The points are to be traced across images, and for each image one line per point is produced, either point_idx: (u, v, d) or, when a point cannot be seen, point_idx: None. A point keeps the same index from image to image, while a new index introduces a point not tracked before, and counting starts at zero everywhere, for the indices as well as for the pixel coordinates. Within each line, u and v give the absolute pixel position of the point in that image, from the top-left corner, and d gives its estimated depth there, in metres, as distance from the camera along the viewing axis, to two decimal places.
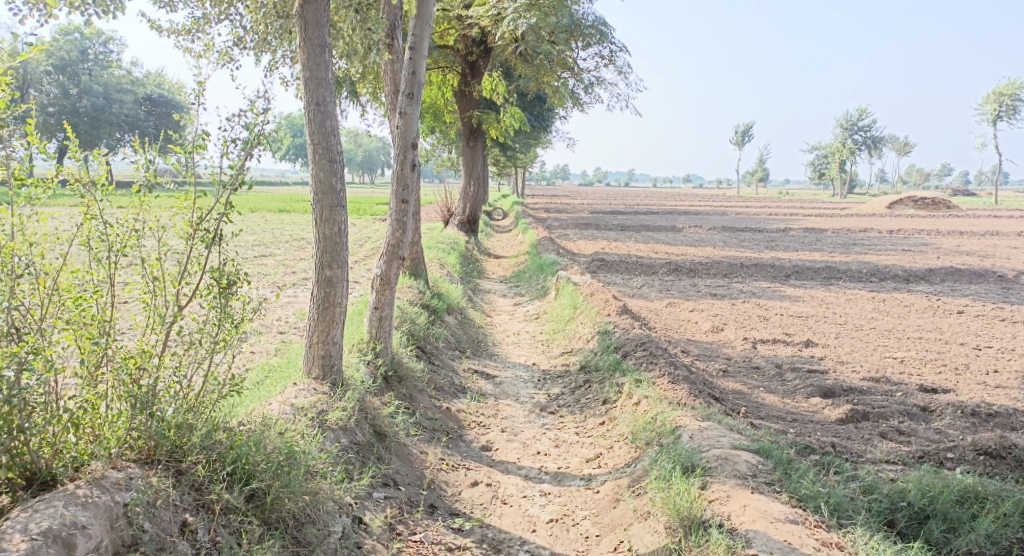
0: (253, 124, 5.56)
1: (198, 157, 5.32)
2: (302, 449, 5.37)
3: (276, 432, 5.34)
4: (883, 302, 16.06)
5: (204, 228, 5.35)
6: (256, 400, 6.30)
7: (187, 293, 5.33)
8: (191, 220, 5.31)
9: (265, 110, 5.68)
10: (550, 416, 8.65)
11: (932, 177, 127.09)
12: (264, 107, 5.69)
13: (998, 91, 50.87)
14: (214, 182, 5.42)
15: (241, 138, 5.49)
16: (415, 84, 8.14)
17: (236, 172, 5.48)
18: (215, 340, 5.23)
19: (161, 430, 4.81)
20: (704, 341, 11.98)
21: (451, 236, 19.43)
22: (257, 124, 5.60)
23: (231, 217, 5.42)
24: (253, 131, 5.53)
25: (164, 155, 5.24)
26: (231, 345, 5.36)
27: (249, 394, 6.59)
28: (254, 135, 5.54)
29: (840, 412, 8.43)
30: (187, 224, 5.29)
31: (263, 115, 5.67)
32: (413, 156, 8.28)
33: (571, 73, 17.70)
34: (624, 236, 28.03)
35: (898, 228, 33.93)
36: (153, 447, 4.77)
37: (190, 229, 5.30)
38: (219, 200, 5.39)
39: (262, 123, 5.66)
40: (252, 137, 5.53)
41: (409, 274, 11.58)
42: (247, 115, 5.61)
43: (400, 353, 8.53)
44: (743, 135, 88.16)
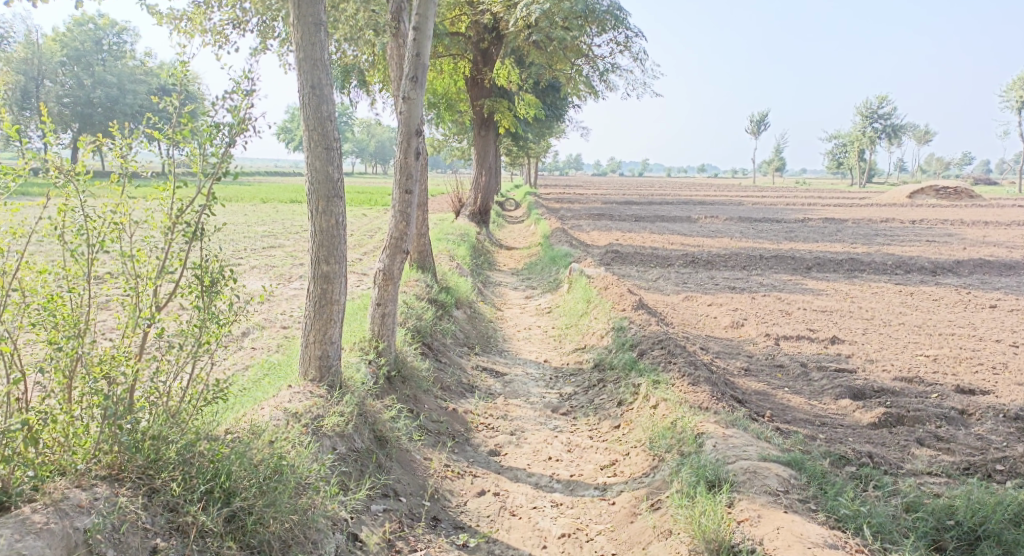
0: (238, 107, 5.09)
1: (179, 142, 4.85)
2: (292, 462, 4.92)
3: (264, 442, 4.90)
4: (911, 296, 15.50)
5: (186, 220, 4.89)
6: (247, 404, 5.87)
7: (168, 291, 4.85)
8: (170, 213, 4.85)
9: (251, 92, 5.22)
10: (562, 418, 8.19)
11: (951, 167, 125.45)
12: (250, 88, 5.24)
13: (1023, 77, 49.77)
14: (195, 170, 4.96)
15: (226, 122, 5.03)
16: (419, 67, 7.65)
17: (219, 160, 5.01)
18: (197, 343, 4.76)
19: (133, 442, 4.38)
20: (724, 337, 11.49)
21: (462, 226, 19.00)
22: (242, 108, 5.13)
23: (214, 208, 4.97)
24: (239, 114, 5.06)
25: (140, 140, 4.76)
26: (215, 349, 4.87)
27: (240, 398, 6.15)
28: (240, 120, 5.08)
29: (872, 417, 7.94)
30: (166, 216, 4.82)
31: (249, 98, 5.21)
32: (417, 143, 7.80)
33: (586, 60, 17.19)
34: (639, 227, 27.50)
35: (920, 218, 33.19)
36: (125, 463, 4.34)
37: (169, 221, 4.83)
38: (201, 190, 4.91)
39: (248, 106, 5.19)
40: (237, 121, 5.06)
41: (416, 267, 11.14)
42: (232, 97, 5.15)
43: (404, 351, 8.08)
44: (758, 124, 87.12)
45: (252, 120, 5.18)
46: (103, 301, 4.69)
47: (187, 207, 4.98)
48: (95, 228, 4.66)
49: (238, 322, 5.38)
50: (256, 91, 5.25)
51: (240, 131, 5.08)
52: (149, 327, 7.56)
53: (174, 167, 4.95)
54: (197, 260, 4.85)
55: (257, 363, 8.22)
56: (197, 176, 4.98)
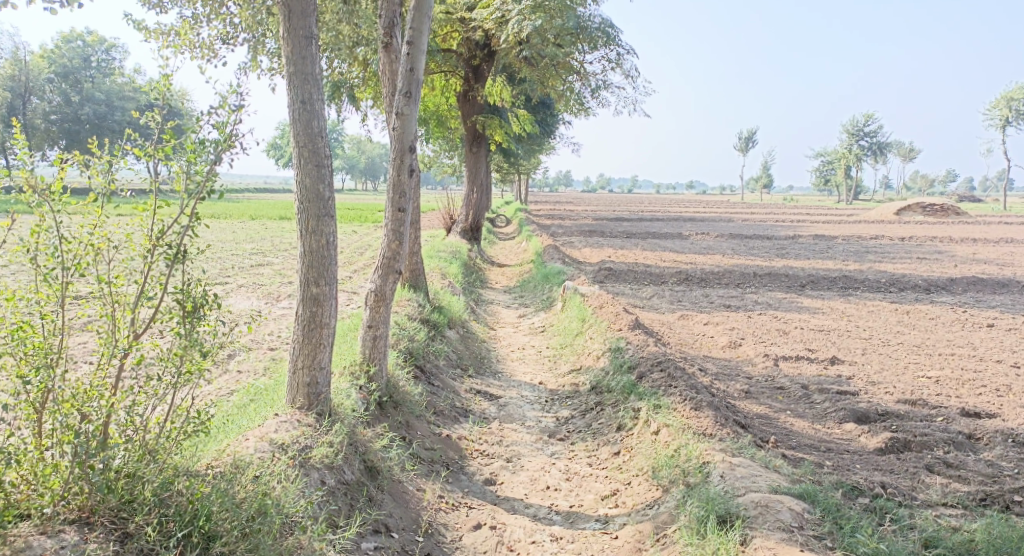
0: (224, 123, 4.85)
1: (160, 160, 4.60)
2: (278, 500, 4.65)
3: (248, 479, 4.63)
4: (907, 315, 15.32)
5: (167, 242, 4.63)
6: (232, 434, 5.60)
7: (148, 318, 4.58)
8: (150, 234, 4.58)
9: (238, 107, 4.97)
10: (559, 444, 7.92)
11: (938, 184, 126.19)
12: (237, 103, 5.00)
13: (1008, 95, 50.04)
14: (178, 189, 4.70)
15: (212, 139, 4.78)
16: (413, 82, 7.41)
17: (203, 178, 4.75)
18: (178, 374, 4.49)
19: (105, 481, 4.11)
20: (722, 358, 11.26)
21: (454, 244, 18.74)
22: (228, 124, 4.89)
23: (197, 229, 4.71)
24: (225, 131, 4.81)
25: (119, 158, 4.49)
26: (198, 378, 4.59)
27: (225, 426, 5.87)
28: (227, 137, 4.83)
29: (878, 442, 7.71)
30: (146, 238, 4.56)
31: (236, 114, 4.97)
32: (411, 159, 7.56)
33: (578, 77, 17.01)
34: (630, 244, 27.31)
35: (910, 235, 33.13)
36: (96, 505, 4.07)
37: (149, 244, 4.57)
38: (183, 210, 4.66)
39: (235, 122, 4.95)
40: (223, 138, 4.81)
41: (408, 286, 10.88)
42: (218, 113, 4.90)
43: (396, 375, 7.82)
44: (747, 141, 87.36)
45: (239, 137, 4.93)
46: (77, 328, 4.42)
47: (168, 228, 4.72)
48: (71, 250, 4.40)
49: (224, 346, 5.09)
50: (244, 107, 5.01)
51: (226, 148, 4.83)
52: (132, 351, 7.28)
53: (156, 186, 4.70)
54: (179, 284, 4.58)
55: (243, 388, 7.94)
56: (180, 196, 4.72)
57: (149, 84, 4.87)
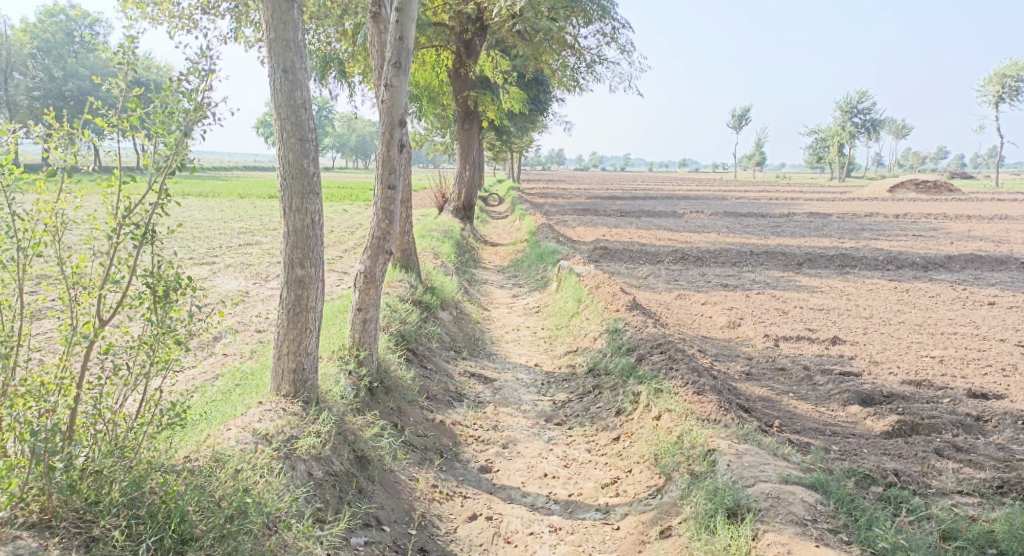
0: (195, 91, 4.52)
1: (126, 130, 4.31)
2: (259, 496, 4.38)
3: (226, 476, 4.37)
4: (907, 293, 15.09)
5: (134, 221, 4.30)
6: (212, 425, 5.34)
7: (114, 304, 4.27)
8: (115, 213, 4.25)
9: (210, 73, 4.65)
10: (556, 429, 7.68)
11: (928, 161, 126.22)
12: (208, 69, 4.67)
13: (1000, 72, 49.77)
14: (146, 164, 4.41)
15: (183, 108, 4.46)
16: (402, 52, 7.08)
17: (174, 152, 4.46)
18: (151, 362, 4.22)
19: (68, 482, 3.87)
20: (721, 338, 11.00)
21: (446, 223, 18.43)
22: (199, 92, 4.56)
23: (168, 208, 4.40)
24: (196, 99, 4.48)
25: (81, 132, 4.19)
26: (172, 364, 4.31)
27: (206, 416, 5.60)
28: (200, 107, 4.51)
29: (885, 425, 7.48)
30: (111, 216, 4.24)
31: (208, 81, 4.65)
32: (401, 134, 7.24)
33: (572, 52, 16.68)
34: (624, 222, 27.01)
35: (905, 213, 32.88)
36: (57, 508, 3.82)
37: (114, 223, 4.24)
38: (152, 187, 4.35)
39: (207, 89, 4.63)
40: (194, 107, 4.49)
41: (400, 266, 10.58)
42: (188, 80, 4.58)
43: (387, 359, 7.55)
44: (739, 119, 86.91)
45: (211, 106, 4.61)
46: (37, 316, 4.15)
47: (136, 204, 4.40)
48: (27, 229, 4.08)
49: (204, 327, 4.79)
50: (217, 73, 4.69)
51: (198, 119, 4.52)
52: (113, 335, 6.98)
53: (123, 161, 4.39)
54: (148, 267, 4.26)
55: (230, 374, 7.67)
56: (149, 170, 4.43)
57: (113, 49, 4.55)
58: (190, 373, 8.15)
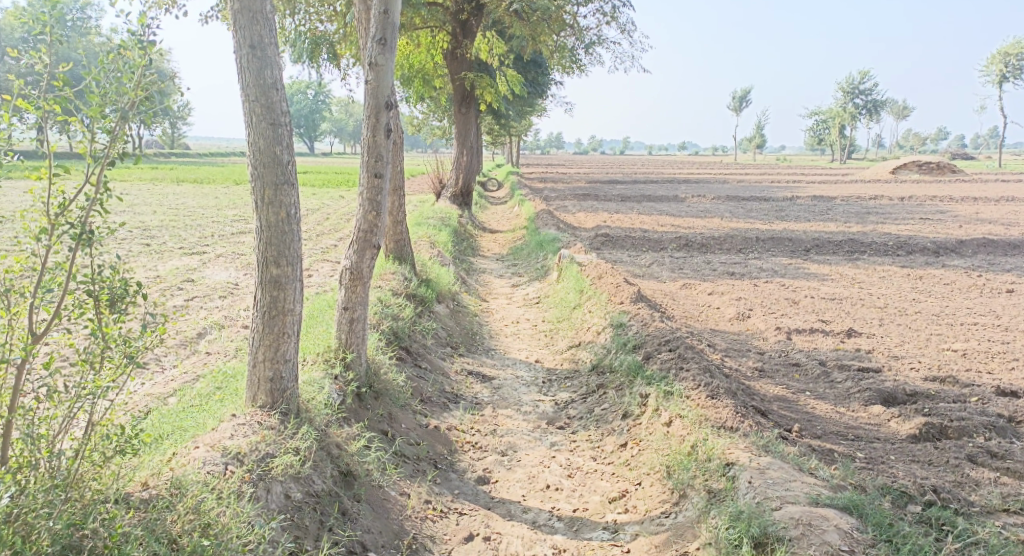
0: (134, 72, 4.40)
1: (57, 115, 4.27)
2: (213, 518, 4.22)
3: (187, 499, 4.23)
4: (921, 280, 14.53)
5: (69, 220, 4.13)
6: (180, 442, 4.99)
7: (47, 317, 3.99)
8: (47, 212, 4.09)
9: (150, 44, 4.49)
10: (559, 434, 7.17)
11: (929, 142, 125.34)
12: (148, 39, 4.50)
13: (1003, 51, 49.01)
14: (81, 154, 4.39)
15: (122, 93, 4.38)
16: (387, 28, 6.52)
17: (112, 142, 4.44)
18: (92, 385, 3.99)
19: None
20: (731, 332, 10.48)
21: (443, 210, 17.88)
22: (138, 68, 4.41)
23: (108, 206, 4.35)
24: (135, 79, 4.38)
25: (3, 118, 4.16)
26: (116, 385, 4.08)
27: (171, 437, 5.18)
28: (139, 91, 4.42)
29: (911, 428, 6.97)
30: (40, 216, 4.08)
31: (148, 53, 4.48)
32: (387, 118, 6.65)
33: (571, 32, 16.10)
34: (625, 207, 26.42)
35: (909, 195, 32.23)
36: None
37: (44, 225, 4.07)
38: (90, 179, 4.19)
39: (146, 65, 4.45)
40: (132, 89, 4.39)
41: (393, 258, 10.05)
42: (127, 55, 4.40)
43: (377, 361, 7.02)
44: (740, 101, 86.00)
45: (150, 83, 4.47)
46: None
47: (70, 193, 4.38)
48: None
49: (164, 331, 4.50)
50: (157, 45, 4.52)
51: (135, 100, 4.42)
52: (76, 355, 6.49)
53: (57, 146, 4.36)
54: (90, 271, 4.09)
55: (210, 376, 7.18)
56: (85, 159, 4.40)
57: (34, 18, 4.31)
58: (170, 375, 7.65)
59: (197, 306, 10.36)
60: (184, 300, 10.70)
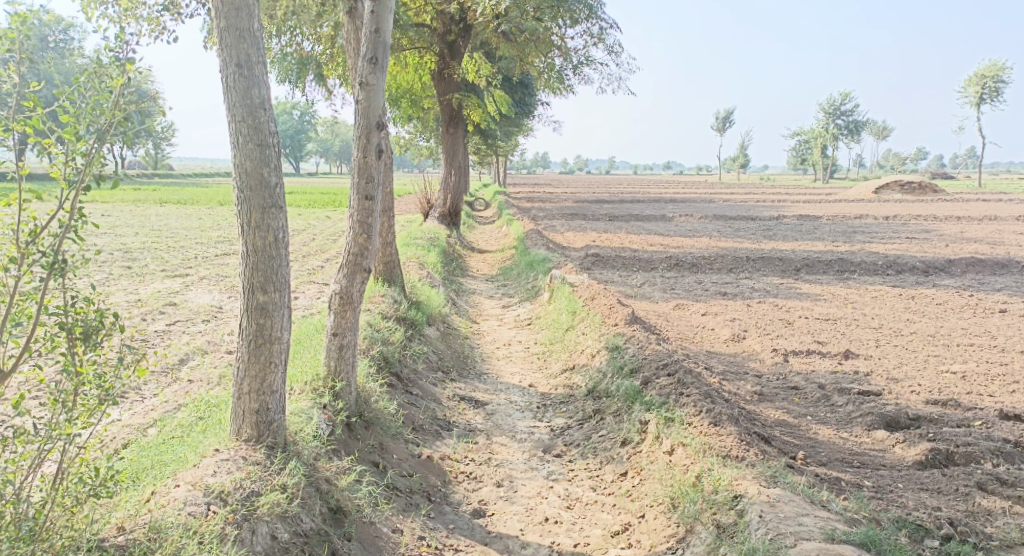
0: (111, 91, 4.25)
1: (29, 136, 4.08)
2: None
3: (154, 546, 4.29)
4: (913, 300, 14.41)
5: (41, 248, 3.98)
6: (159, 478, 4.94)
7: (16, 351, 3.93)
8: (18, 240, 3.94)
9: (127, 61, 4.35)
10: (556, 462, 6.95)
11: (909, 161, 126.43)
12: (125, 57, 4.36)
13: (981, 72, 49.47)
14: (56, 178, 4.20)
15: (99, 112, 4.22)
16: (378, 46, 6.33)
17: (87, 165, 4.25)
18: (56, 428, 3.98)
19: None
20: (727, 354, 10.29)
21: (431, 230, 17.67)
22: (114, 87, 4.26)
23: (82, 233, 4.12)
24: (111, 97, 4.23)
25: None
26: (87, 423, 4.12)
27: (153, 472, 5.09)
28: (116, 111, 4.25)
29: (917, 454, 6.73)
30: (11, 245, 3.92)
31: (126, 71, 4.34)
32: (379, 138, 6.46)
33: (558, 53, 15.98)
34: (613, 227, 26.26)
35: (894, 214, 32.29)
36: None
37: (15, 251, 3.93)
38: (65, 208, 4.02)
39: (123, 84, 4.30)
40: (109, 108, 4.24)
41: (382, 280, 9.83)
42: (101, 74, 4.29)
43: (368, 389, 6.80)
44: (724, 121, 86.43)
45: (128, 103, 4.32)
46: None
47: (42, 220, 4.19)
48: None
49: (139, 361, 4.53)
50: (135, 63, 4.37)
51: (111, 120, 4.25)
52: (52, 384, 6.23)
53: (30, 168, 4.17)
54: (61, 304, 4.08)
55: (192, 405, 6.94)
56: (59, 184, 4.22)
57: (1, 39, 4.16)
58: (150, 405, 7.40)
59: (180, 331, 10.09)
60: (166, 324, 10.42)
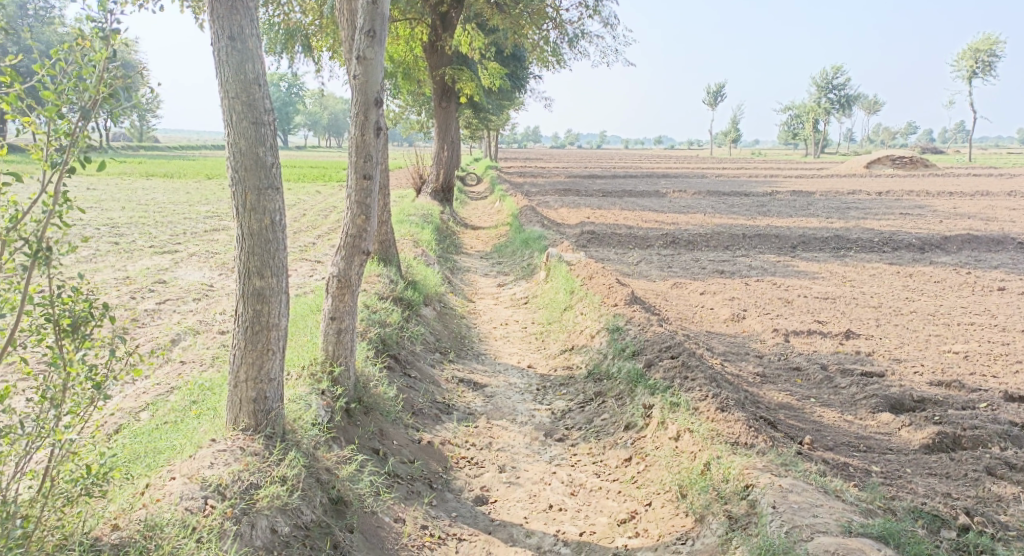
0: (94, 64, 4.04)
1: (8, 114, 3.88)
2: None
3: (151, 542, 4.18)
4: (912, 278, 14.29)
5: (23, 235, 3.79)
6: (156, 467, 4.86)
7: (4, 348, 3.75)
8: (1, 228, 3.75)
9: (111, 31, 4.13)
10: (558, 446, 6.82)
11: (900, 135, 126.33)
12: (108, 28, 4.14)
13: (974, 46, 49.19)
14: (37, 158, 4.00)
15: (82, 87, 4.00)
16: (376, 18, 6.11)
17: (71, 145, 4.06)
18: (46, 426, 3.84)
19: None
20: (727, 334, 10.16)
21: (424, 206, 17.47)
22: (98, 60, 4.05)
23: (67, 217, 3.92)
24: (94, 72, 4.02)
25: None
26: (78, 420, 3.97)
27: (151, 460, 5.00)
28: (102, 87, 4.05)
29: (924, 437, 6.58)
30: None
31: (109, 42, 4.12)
32: (377, 115, 6.26)
33: (553, 25, 15.69)
34: (607, 203, 26.06)
35: (887, 190, 32.17)
36: None
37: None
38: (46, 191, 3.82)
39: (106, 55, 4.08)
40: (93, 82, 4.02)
41: (378, 260, 9.64)
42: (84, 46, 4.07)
43: (366, 373, 6.67)
44: (715, 95, 85.98)
45: (112, 77, 4.10)
46: None
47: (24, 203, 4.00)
48: None
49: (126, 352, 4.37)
50: (118, 34, 4.15)
51: (95, 95, 4.04)
52: (42, 369, 6.05)
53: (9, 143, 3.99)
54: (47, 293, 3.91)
55: (185, 388, 6.78)
56: (39, 164, 4.02)
57: None
58: (141, 388, 7.24)
59: (171, 311, 9.89)
60: (156, 303, 10.23)
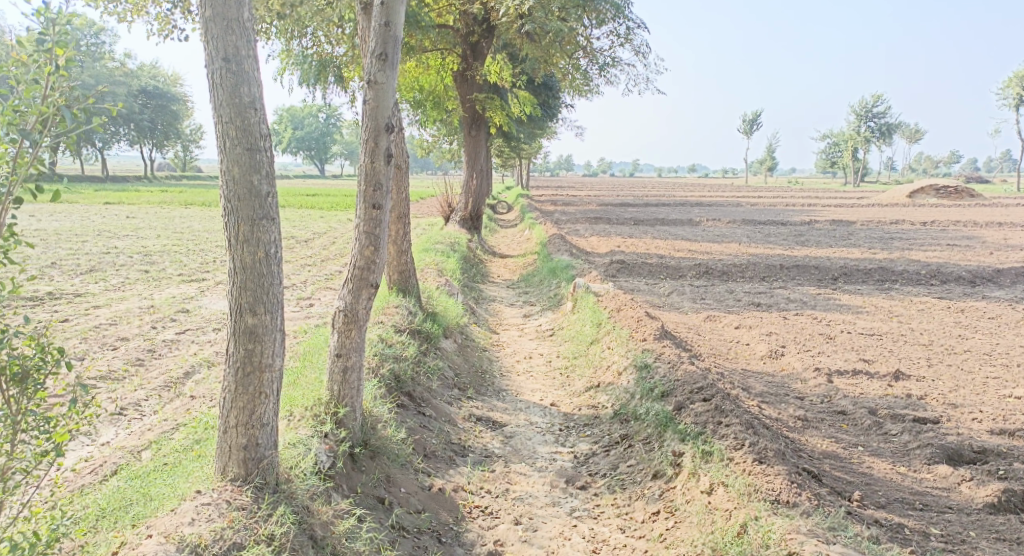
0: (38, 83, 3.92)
1: None
2: None
3: None
4: (962, 314, 13.55)
5: None
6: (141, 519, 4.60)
7: None
8: None
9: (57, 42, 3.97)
10: (581, 495, 6.30)
11: (942, 164, 124.19)
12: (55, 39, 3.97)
13: (1019, 73, 48.11)
14: None
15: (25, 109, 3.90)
16: (389, 41, 5.73)
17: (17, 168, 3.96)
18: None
19: None
20: (765, 372, 9.57)
21: (451, 234, 17.09)
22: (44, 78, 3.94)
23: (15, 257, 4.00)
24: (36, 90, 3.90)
25: None
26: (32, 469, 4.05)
27: (140, 508, 4.71)
28: (48, 106, 3.93)
29: (988, 495, 5.95)
30: None
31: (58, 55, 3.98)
32: (388, 141, 5.84)
33: (583, 54, 15.29)
34: (640, 232, 25.51)
35: (932, 220, 31.21)
36: None
37: None
38: None
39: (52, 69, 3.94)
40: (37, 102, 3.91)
41: (397, 290, 9.21)
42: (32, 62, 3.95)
43: (375, 413, 6.22)
44: (752, 123, 85.16)
45: (58, 94, 3.97)
46: None
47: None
48: None
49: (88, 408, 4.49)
50: (66, 48, 3.99)
51: (39, 115, 3.92)
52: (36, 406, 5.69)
53: None
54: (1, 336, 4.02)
55: (190, 426, 6.38)
56: None
57: None
58: (147, 424, 6.84)
59: (189, 341, 9.55)
60: (176, 332, 9.89)
